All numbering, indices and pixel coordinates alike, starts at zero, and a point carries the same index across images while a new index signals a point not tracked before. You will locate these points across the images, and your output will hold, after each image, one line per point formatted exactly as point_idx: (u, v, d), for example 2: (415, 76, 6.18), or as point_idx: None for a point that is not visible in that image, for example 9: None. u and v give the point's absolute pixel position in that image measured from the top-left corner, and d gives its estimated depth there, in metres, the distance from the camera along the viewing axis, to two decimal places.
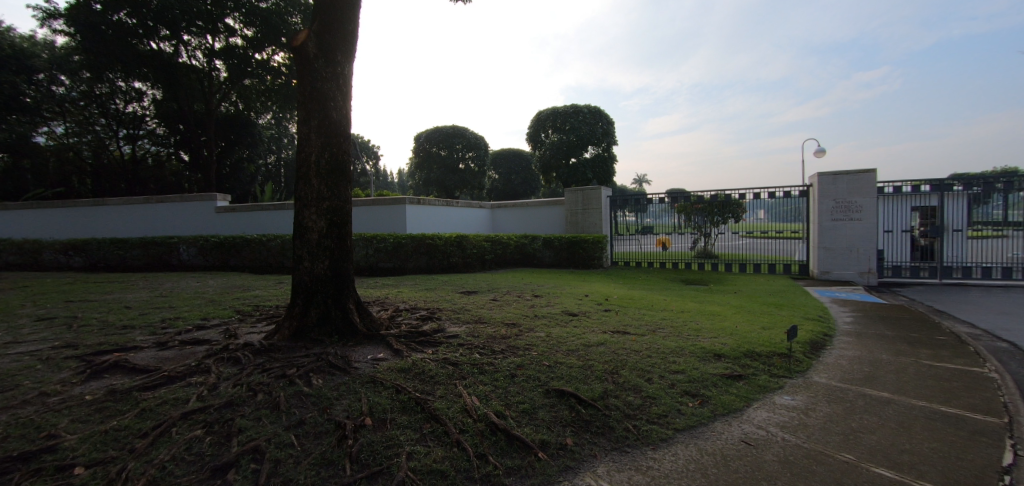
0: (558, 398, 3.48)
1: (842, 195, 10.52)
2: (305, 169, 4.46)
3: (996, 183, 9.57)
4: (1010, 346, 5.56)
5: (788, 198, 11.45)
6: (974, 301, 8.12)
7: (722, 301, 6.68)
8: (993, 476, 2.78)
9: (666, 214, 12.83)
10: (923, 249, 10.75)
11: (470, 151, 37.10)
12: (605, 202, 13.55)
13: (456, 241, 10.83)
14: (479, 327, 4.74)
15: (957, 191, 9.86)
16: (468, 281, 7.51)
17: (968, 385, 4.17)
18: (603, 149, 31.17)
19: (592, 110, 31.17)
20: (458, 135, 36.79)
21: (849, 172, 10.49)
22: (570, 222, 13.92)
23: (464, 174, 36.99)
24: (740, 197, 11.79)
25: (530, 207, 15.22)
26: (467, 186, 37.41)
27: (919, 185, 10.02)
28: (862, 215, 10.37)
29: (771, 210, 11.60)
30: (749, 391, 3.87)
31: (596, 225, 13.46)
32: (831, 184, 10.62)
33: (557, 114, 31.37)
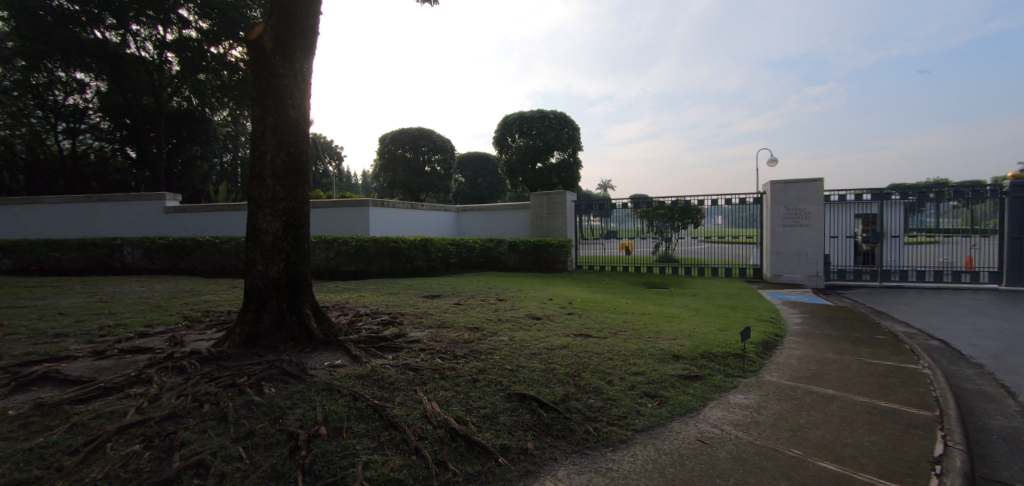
0: (519, 402, 3.46)
1: (793, 202, 11.07)
2: (258, 168, 4.28)
3: (928, 193, 10.32)
4: (941, 344, 6.01)
5: (743, 205, 11.93)
6: (912, 302, 8.69)
7: (681, 305, 6.86)
8: (926, 466, 2.97)
9: (629, 219, 13.09)
10: (866, 254, 11.49)
11: (436, 154, 36.84)
12: (569, 207, 13.72)
13: (420, 244, 10.69)
14: (442, 332, 4.67)
15: (895, 200, 10.59)
16: (432, 285, 7.39)
17: (904, 381, 4.45)
18: (569, 154, 31.64)
19: (558, 116, 31.60)
20: (423, 138, 36.43)
21: (799, 181, 11.05)
22: (535, 226, 14.02)
23: (430, 177, 36.59)
24: (699, 203, 12.18)
25: (496, 211, 15.24)
26: (433, 190, 36.94)
27: (861, 194, 10.68)
28: (811, 222, 10.96)
29: (728, 216, 12.02)
30: (704, 390, 3.98)
31: (561, 229, 13.61)
32: (783, 192, 11.16)
33: (524, 119, 31.65)
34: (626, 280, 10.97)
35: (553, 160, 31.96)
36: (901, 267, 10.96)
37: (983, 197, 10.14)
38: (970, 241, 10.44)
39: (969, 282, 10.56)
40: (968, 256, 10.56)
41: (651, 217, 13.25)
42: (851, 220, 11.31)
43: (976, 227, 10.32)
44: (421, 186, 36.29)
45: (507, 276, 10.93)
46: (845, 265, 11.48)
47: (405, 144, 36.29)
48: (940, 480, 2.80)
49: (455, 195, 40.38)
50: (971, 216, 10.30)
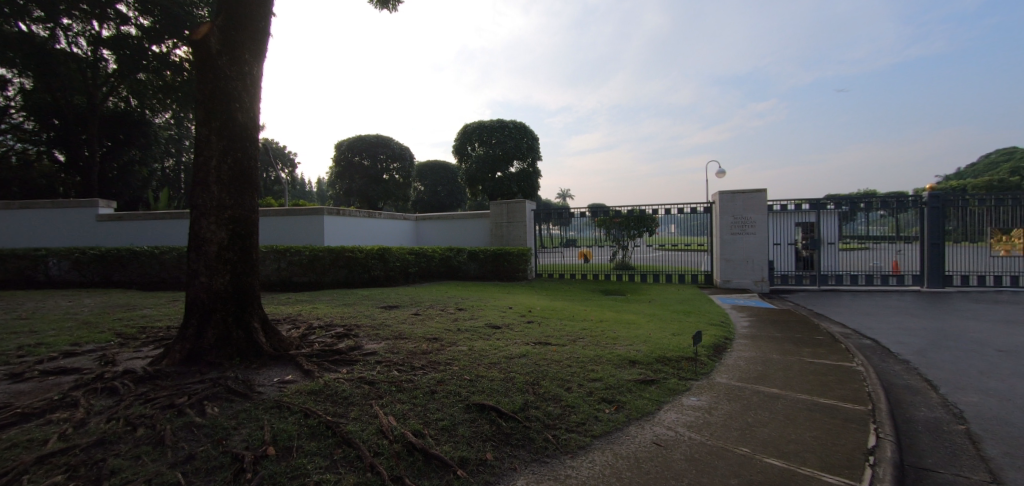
0: (478, 412, 3.42)
1: (740, 211, 11.68)
2: (202, 174, 4.06)
3: (859, 203, 11.11)
4: (873, 342, 6.49)
5: (695, 214, 12.48)
6: (849, 304, 9.33)
7: (637, 311, 7.05)
8: (861, 458, 3.18)
9: (588, 227, 13.42)
10: (805, 260, 12.16)
11: (395, 162, 36.27)
12: (529, 216, 13.85)
13: (377, 254, 10.47)
14: (400, 343, 4.56)
15: (830, 209, 11.28)
16: (389, 295, 7.24)
17: (840, 378, 4.76)
18: (528, 164, 32.06)
19: (517, 126, 31.97)
20: (382, 145, 35.79)
21: (745, 191, 11.67)
22: (495, 234, 14.07)
23: (389, 184, 35.99)
24: (654, 212, 12.61)
25: (455, 220, 15.18)
26: (391, 198, 36.40)
27: (801, 203, 11.40)
28: (756, 230, 11.56)
29: (681, 224, 12.51)
30: (660, 394, 4.09)
31: (521, 237, 13.72)
32: (731, 201, 11.74)
33: (483, 128, 31.81)
34: (585, 288, 11.20)
35: (513, 169, 32.25)
36: (837, 272, 11.60)
37: (906, 207, 11.10)
38: (895, 247, 11.44)
39: (895, 284, 11.49)
40: (895, 261, 11.53)
41: (608, 225, 13.53)
42: (791, 229, 11.97)
43: (900, 234, 11.36)
44: (378, 195, 35.66)
45: (465, 285, 10.90)
46: (787, 271, 12.09)
47: (362, 151, 35.46)
48: (873, 470, 3.01)
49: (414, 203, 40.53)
50: (896, 224, 11.34)
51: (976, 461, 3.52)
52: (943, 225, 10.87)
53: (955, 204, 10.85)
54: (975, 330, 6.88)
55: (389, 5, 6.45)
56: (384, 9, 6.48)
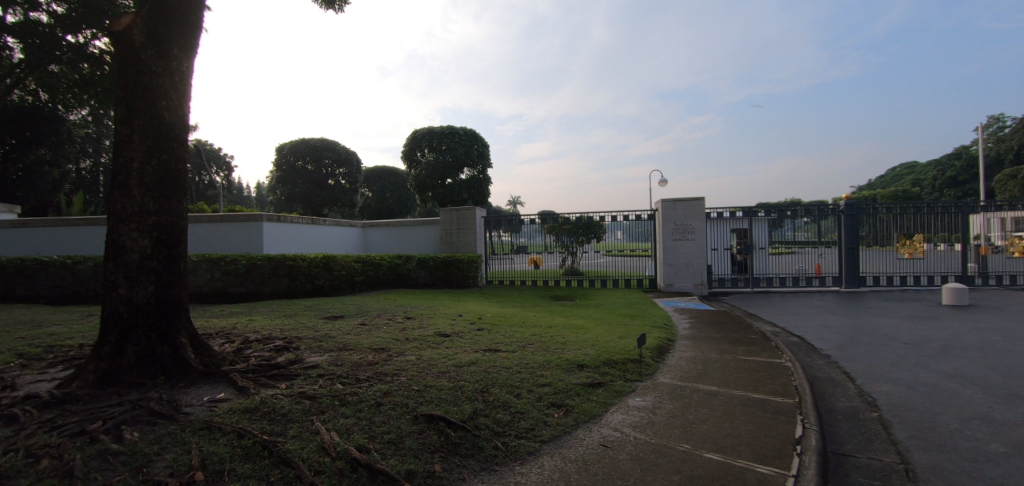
0: (426, 423, 3.35)
1: (681, 218, 12.31)
2: (122, 177, 3.74)
3: (785, 211, 12.17)
4: (799, 339, 7.04)
5: (640, 221, 13.01)
6: (780, 305, 10.07)
7: (585, 315, 7.22)
8: (790, 447, 3.43)
9: (538, 234, 13.56)
10: (740, 264, 12.75)
11: (341, 167, 35.07)
12: (479, 223, 13.87)
13: (321, 262, 10.09)
14: (344, 355, 4.40)
15: (761, 216, 12.23)
16: (334, 304, 6.98)
17: (771, 373, 5.11)
18: (478, 171, 32.17)
19: (468, 133, 32.11)
20: (327, 149, 34.54)
21: (684, 199, 12.32)
22: (444, 242, 13.96)
23: (334, 190, 34.63)
24: (601, 218, 13.01)
25: (403, 226, 14.92)
26: (337, 204, 35.03)
27: (735, 211, 12.18)
28: (695, 236, 12.21)
29: (626, 231, 13.02)
30: (607, 397, 4.20)
31: (471, 244, 13.69)
32: (673, 209, 12.37)
33: (432, 134, 31.65)
34: (534, 294, 11.35)
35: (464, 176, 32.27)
36: (767, 274, 12.54)
37: (826, 214, 12.18)
38: (817, 251, 12.39)
39: (819, 286, 12.51)
40: (817, 264, 12.47)
41: (558, 232, 13.66)
42: (726, 235, 12.54)
43: (822, 239, 12.32)
44: (322, 201, 34.21)
45: (414, 293, 10.75)
46: (723, 275, 12.63)
47: (305, 155, 34.09)
48: (800, 458, 3.25)
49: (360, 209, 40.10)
50: (818, 230, 12.26)
51: (888, 445, 3.88)
52: (857, 230, 12.07)
53: (867, 212, 12.11)
54: (885, 325, 7.64)
55: (336, 6, 6.28)
56: (329, 10, 6.31)
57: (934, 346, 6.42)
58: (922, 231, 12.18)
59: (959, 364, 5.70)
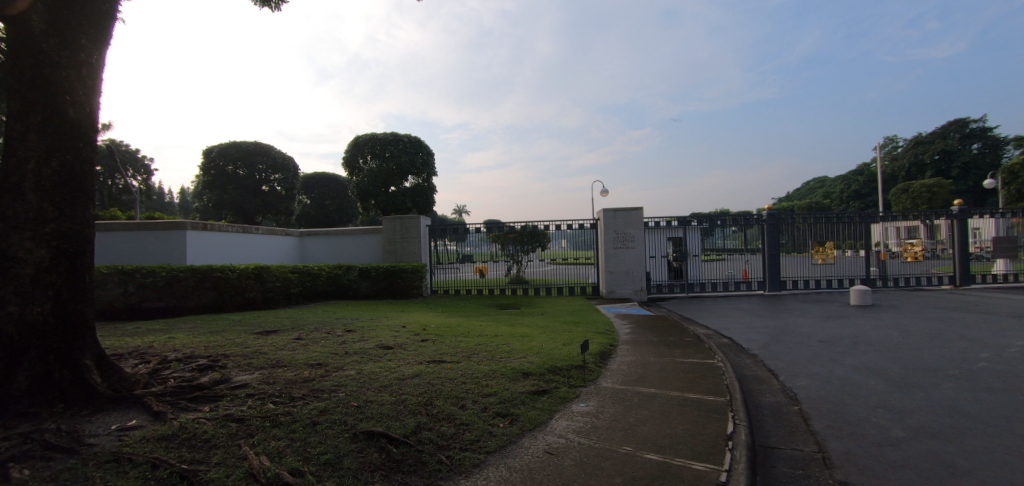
0: (366, 440, 3.16)
1: (620, 227, 12.82)
2: (13, 179, 3.32)
3: (716, 220, 12.94)
4: (729, 340, 7.54)
5: (581, 230, 13.36)
6: (713, 308, 10.76)
7: (530, 324, 7.30)
8: (722, 443, 3.65)
9: (484, 242, 13.55)
10: (676, 271, 13.39)
11: (276, 173, 33.48)
12: (423, 231, 13.73)
13: (252, 273, 9.64)
14: (276, 372, 4.15)
15: (694, 225, 12.99)
16: (265, 319, 6.60)
17: (704, 374, 5.42)
18: (423, 179, 31.89)
19: (412, 140, 31.72)
20: (261, 153, 32.70)
21: (624, 209, 12.84)
22: (387, 251, 13.63)
23: (268, 196, 32.98)
24: (545, 227, 13.25)
25: (343, 235, 14.45)
26: (272, 212, 33.47)
27: (670, 220, 12.96)
28: (634, 244, 12.75)
29: (571, 239, 13.29)
30: (551, 404, 4.26)
31: (415, 253, 13.48)
32: (614, 218, 12.84)
33: (375, 140, 30.90)
34: (480, 303, 11.35)
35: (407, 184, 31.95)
36: (700, 280, 13.35)
37: (750, 223, 13.17)
38: (745, 257, 13.35)
39: (745, 290, 13.56)
40: (745, 269, 13.45)
41: (503, 241, 13.83)
42: (663, 242, 13.13)
43: (748, 246, 13.29)
44: (255, 208, 32.54)
45: (355, 304, 10.41)
46: (661, 281, 13.22)
47: (236, 159, 32.02)
48: (732, 453, 3.47)
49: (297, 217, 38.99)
50: (745, 238, 13.20)
51: (811, 437, 4.21)
52: (779, 238, 13.14)
53: (786, 222, 13.20)
54: (802, 325, 8.38)
55: (272, 5, 5.99)
56: (265, 7, 6.01)
57: (845, 343, 7.10)
58: (833, 239, 13.46)
59: (867, 358, 6.35)
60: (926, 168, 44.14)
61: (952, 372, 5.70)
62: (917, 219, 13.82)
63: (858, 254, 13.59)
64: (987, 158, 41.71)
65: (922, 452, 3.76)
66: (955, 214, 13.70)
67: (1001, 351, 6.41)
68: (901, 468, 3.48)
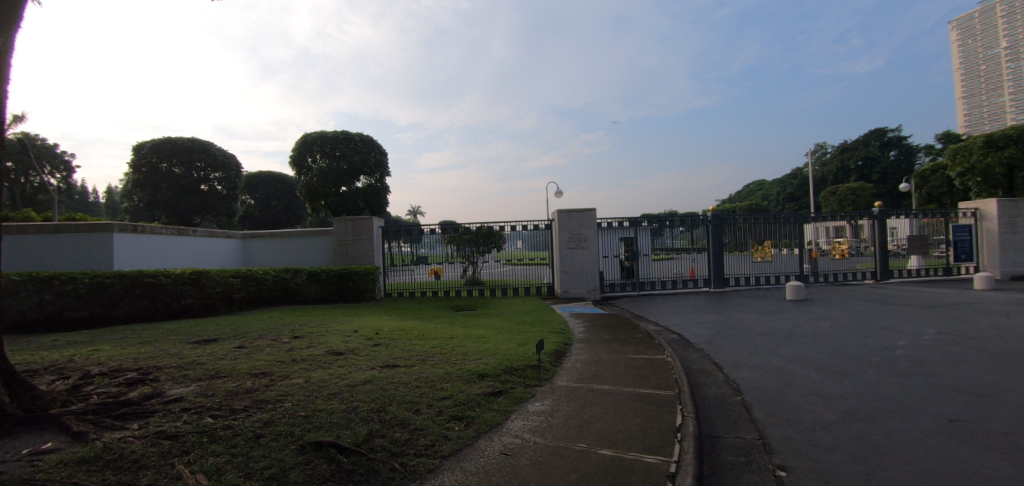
0: (314, 452, 3.00)
1: (574, 228, 13.09)
2: None
3: (664, 221, 13.60)
4: (677, 336, 7.91)
5: (539, 231, 13.58)
6: (662, 305, 11.21)
7: (486, 325, 7.30)
8: (672, 435, 3.82)
9: (439, 244, 13.53)
10: (628, 270, 13.77)
11: (216, 171, 31.52)
12: (376, 233, 13.41)
13: (190, 278, 9.04)
14: (216, 384, 3.92)
15: (644, 226, 13.51)
16: (204, 326, 6.24)
17: (655, 369, 5.65)
18: (376, 179, 31.20)
19: (364, 139, 30.92)
20: (199, 150, 30.64)
21: (577, 210, 13.12)
22: (337, 253, 13.20)
23: (207, 196, 31.00)
24: (500, 228, 13.31)
25: (292, 237, 13.85)
26: (211, 212, 31.35)
27: (622, 221, 13.38)
28: (588, 244, 13.07)
29: (526, 240, 13.52)
30: (507, 405, 4.28)
31: (367, 255, 13.13)
32: (568, 219, 13.09)
33: (325, 138, 29.83)
34: (434, 305, 11.26)
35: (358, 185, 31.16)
36: (651, 278, 13.83)
37: (697, 224, 13.85)
38: (691, 256, 14.02)
39: (693, 288, 14.19)
40: (692, 267, 14.08)
41: (457, 243, 13.85)
42: (616, 242, 13.54)
43: (695, 246, 13.95)
44: (193, 209, 30.38)
45: (304, 310, 10.02)
46: (614, 280, 13.59)
47: (171, 156, 29.88)
48: (681, 444, 3.64)
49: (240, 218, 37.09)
50: (692, 238, 13.85)
51: (752, 425, 4.49)
52: (722, 238, 13.92)
53: (728, 222, 13.99)
54: (744, 320, 8.91)
55: None
56: None
57: (782, 335, 7.62)
58: (771, 238, 14.35)
59: (802, 349, 6.83)
60: (850, 173, 48.11)
61: (875, 359, 6.25)
62: (843, 219, 15.02)
63: (793, 252, 14.59)
64: (901, 165, 46.00)
65: (851, 435, 4.09)
66: (875, 216, 15.00)
67: (915, 339, 7.11)
68: (832, 450, 3.77)
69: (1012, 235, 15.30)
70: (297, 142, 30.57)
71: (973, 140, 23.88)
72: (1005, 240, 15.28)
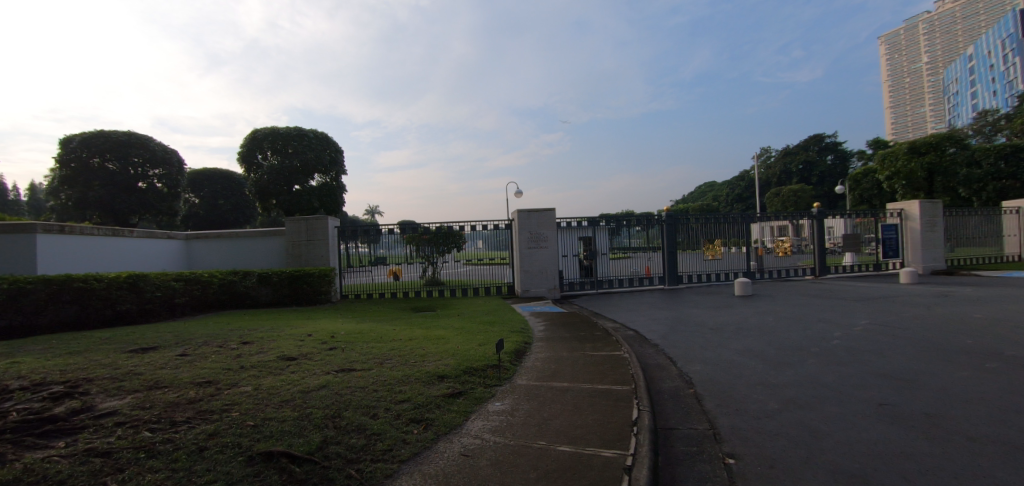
0: (264, 462, 2.88)
1: (534, 228, 13.21)
2: None
3: (620, 221, 13.98)
4: (634, 332, 8.18)
5: (498, 230, 13.59)
6: (619, 303, 11.55)
7: (445, 325, 7.27)
8: (628, 429, 3.97)
9: (398, 245, 13.23)
10: (587, 268, 14.07)
11: (155, 167, 29.42)
12: (332, 233, 13.01)
13: (126, 282, 8.51)
14: (156, 395, 3.71)
15: (602, 225, 13.83)
16: (139, 334, 5.86)
17: (611, 365, 5.83)
18: (331, 177, 30.37)
19: (319, 135, 29.94)
20: (135, 145, 28.45)
21: (537, 210, 13.24)
22: (290, 254, 12.73)
23: (146, 195, 28.82)
24: (461, 228, 13.23)
25: (240, 238, 13.24)
26: (151, 212, 29.43)
27: (581, 220, 13.65)
28: (547, 244, 13.23)
29: (487, 239, 13.47)
30: (467, 405, 4.29)
31: (322, 256, 12.73)
32: (528, 219, 13.19)
33: (277, 134, 28.61)
34: (391, 306, 11.07)
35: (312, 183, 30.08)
36: (609, 277, 14.18)
37: (652, 223, 14.34)
38: (647, 255, 14.50)
39: (648, 285, 14.71)
40: (648, 266, 14.56)
41: (418, 243, 13.52)
42: (575, 242, 13.80)
43: (650, 245, 14.44)
44: (129, 209, 28.29)
45: (255, 314, 9.61)
46: (573, 279, 13.86)
47: (103, 151, 27.61)
48: (637, 437, 3.79)
49: (183, 218, 35.17)
50: (647, 237, 14.33)
51: (703, 416, 4.72)
52: (675, 237, 14.50)
53: (681, 222, 14.57)
54: (696, 315, 9.33)
55: None
56: None
57: (730, 329, 8.04)
58: (721, 237, 15.04)
59: (748, 342, 7.25)
60: (792, 176, 51.13)
61: (814, 350, 6.72)
62: (785, 219, 15.96)
63: (741, 250, 15.35)
64: (837, 168, 49.47)
65: (793, 421, 4.39)
66: (815, 215, 16.01)
67: (849, 330, 7.68)
68: (776, 437, 4.03)
69: (931, 233, 16.81)
70: (246, 138, 29.10)
71: (897, 147, 26.23)
72: (925, 238, 16.76)
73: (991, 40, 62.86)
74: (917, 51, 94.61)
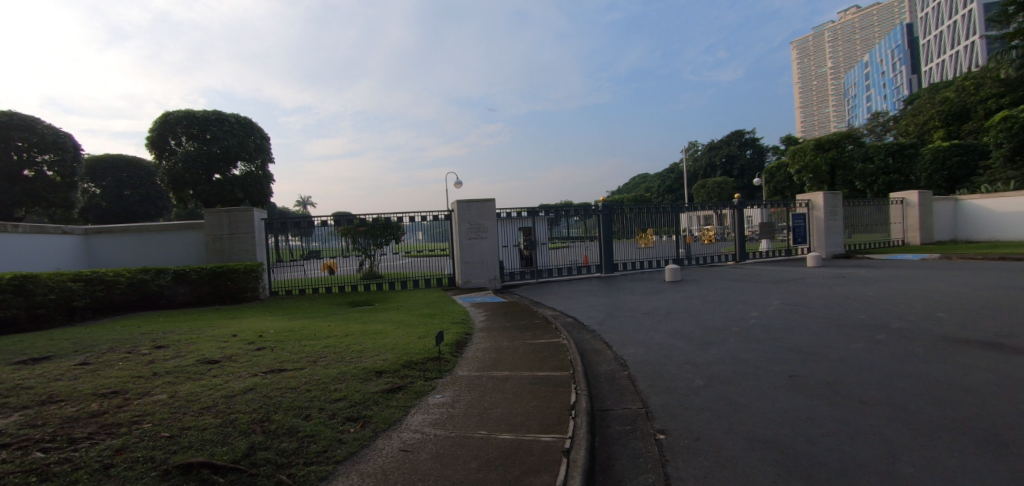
0: (182, 476, 2.71)
1: (474, 219, 13.23)
2: None
3: (559, 212, 14.31)
4: (572, 319, 8.52)
5: (438, 221, 13.36)
6: (559, 292, 11.94)
7: (383, 320, 7.13)
8: (566, 413, 4.17)
9: (332, 237, 12.73)
10: (527, 258, 14.35)
11: (45, 152, 25.65)
12: (258, 226, 12.21)
13: (12, 283, 7.48)
14: (50, 411, 3.35)
15: (542, 216, 14.08)
16: (26, 343, 5.20)
17: (551, 352, 6.05)
18: (256, 166, 28.44)
19: (241, 120, 27.83)
20: (18, 126, 24.72)
21: (477, 201, 13.25)
22: (211, 249, 11.78)
23: (34, 184, 25.15)
24: (398, 220, 12.93)
25: (151, 232, 12.08)
26: (41, 204, 25.53)
27: (521, 211, 13.81)
28: (487, 235, 13.27)
29: (426, 231, 13.20)
30: (406, 400, 4.28)
31: (248, 251, 11.93)
32: (467, 210, 13.19)
33: (192, 118, 26.16)
34: (325, 302, 10.67)
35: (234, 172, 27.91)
36: (548, 266, 14.56)
37: (590, 213, 14.83)
38: (585, 244, 15.04)
39: (586, 273, 15.28)
40: (585, 254, 15.13)
41: (353, 235, 13.33)
42: (515, 232, 13.97)
43: (587, 234, 14.96)
44: (13, 200, 24.48)
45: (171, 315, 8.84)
46: (513, 269, 14.09)
47: None
48: (575, 420, 3.99)
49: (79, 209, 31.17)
50: (585, 227, 14.82)
51: (637, 396, 5.05)
52: (611, 227, 15.14)
53: (616, 212, 15.24)
54: (629, 301, 9.88)
55: None
56: None
57: (660, 313, 8.60)
58: (652, 226, 15.91)
59: (677, 324, 7.80)
60: (717, 169, 54.81)
61: (734, 329, 7.36)
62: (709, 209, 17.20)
63: (671, 238, 16.33)
64: (756, 162, 53.80)
65: (715, 396, 4.82)
66: (735, 206, 17.34)
67: (763, 310, 8.50)
68: (701, 411, 4.41)
69: (833, 221, 18.83)
70: (154, 121, 26.28)
71: (806, 143, 28.56)
72: (828, 226, 18.77)
73: (882, 50, 70.91)
74: (826, 55, 104.41)
